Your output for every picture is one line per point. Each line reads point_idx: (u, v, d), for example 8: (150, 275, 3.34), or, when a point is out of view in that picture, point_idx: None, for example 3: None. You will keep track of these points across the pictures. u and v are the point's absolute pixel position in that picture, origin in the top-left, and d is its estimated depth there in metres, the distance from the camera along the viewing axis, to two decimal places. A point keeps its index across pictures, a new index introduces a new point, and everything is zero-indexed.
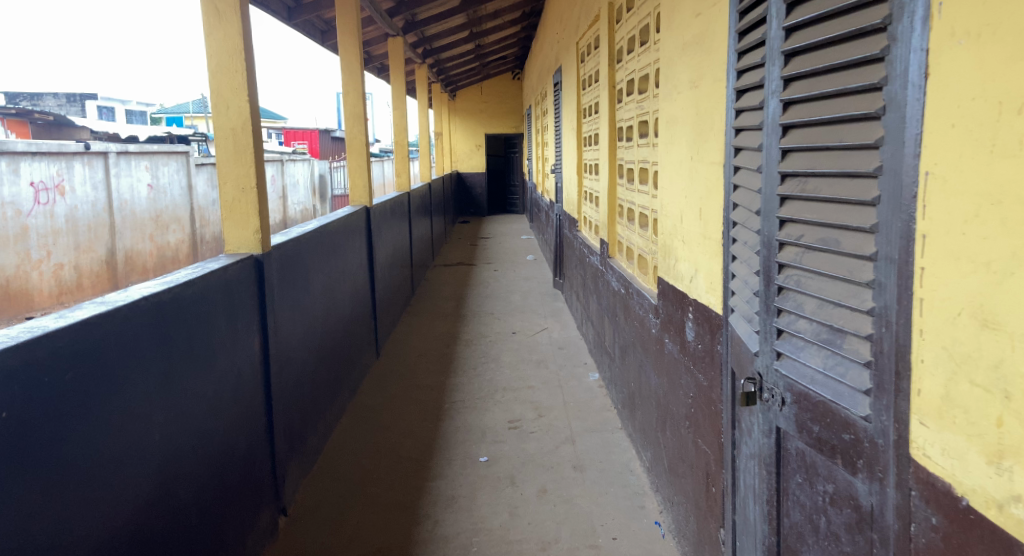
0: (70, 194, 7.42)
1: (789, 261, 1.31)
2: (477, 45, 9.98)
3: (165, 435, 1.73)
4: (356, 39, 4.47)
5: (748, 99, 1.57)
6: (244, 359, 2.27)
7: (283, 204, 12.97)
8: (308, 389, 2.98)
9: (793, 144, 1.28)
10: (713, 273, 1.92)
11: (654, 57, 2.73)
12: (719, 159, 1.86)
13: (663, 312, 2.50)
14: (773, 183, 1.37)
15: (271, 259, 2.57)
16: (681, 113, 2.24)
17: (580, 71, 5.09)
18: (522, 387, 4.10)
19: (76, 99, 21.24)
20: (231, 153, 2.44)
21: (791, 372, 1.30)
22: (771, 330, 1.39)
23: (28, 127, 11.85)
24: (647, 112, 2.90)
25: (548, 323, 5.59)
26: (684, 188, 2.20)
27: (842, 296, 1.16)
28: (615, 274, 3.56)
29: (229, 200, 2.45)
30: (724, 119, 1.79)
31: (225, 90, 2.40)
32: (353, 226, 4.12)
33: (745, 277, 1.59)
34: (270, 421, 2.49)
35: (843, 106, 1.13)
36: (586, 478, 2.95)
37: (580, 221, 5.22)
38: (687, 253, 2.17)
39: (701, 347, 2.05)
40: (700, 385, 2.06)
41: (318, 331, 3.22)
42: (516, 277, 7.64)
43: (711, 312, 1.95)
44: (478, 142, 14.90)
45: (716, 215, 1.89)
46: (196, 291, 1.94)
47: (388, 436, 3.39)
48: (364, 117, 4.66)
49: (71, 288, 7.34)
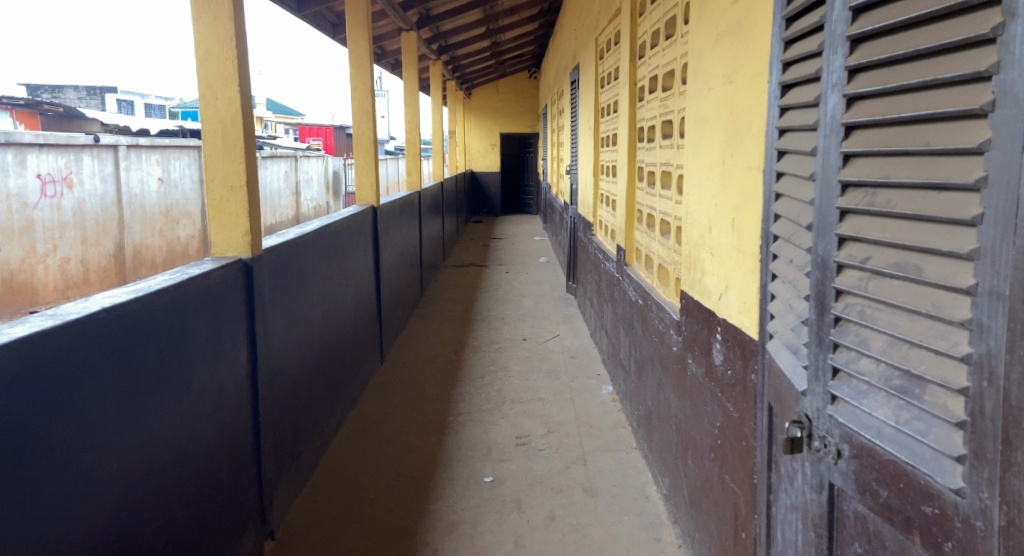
0: (77, 187, 7.31)
1: (851, 288, 1.09)
2: (493, 42, 9.79)
3: (124, 467, 1.53)
4: (365, 32, 4.27)
5: (798, 94, 1.35)
6: (228, 374, 2.09)
7: (296, 200, 12.85)
8: (302, 401, 2.80)
9: (860, 147, 1.06)
10: (748, 291, 1.70)
11: (680, 50, 2.51)
12: (757, 163, 1.64)
13: (686, 329, 2.29)
14: (830, 193, 1.16)
15: (263, 263, 2.38)
16: (712, 112, 2.02)
17: (599, 69, 4.87)
18: (531, 399, 3.90)
19: (97, 92, 21.32)
20: (220, 147, 2.25)
21: (850, 420, 1.09)
22: (825, 368, 1.17)
23: (38, 118, 11.75)
24: (672, 111, 2.68)
25: (560, 330, 5.38)
26: (714, 194, 1.98)
27: (926, 336, 0.93)
28: (632, 283, 3.35)
29: (216, 199, 2.27)
30: (765, 118, 1.57)
31: (213, 79, 2.21)
32: (357, 226, 3.94)
33: (790, 300, 1.38)
34: (258, 437, 2.31)
35: (935, 102, 0.91)
36: (598, 505, 2.74)
37: (595, 225, 5.01)
38: (716, 266, 1.95)
39: (730, 373, 1.83)
40: (729, 416, 1.84)
41: (316, 338, 3.04)
42: (528, 281, 7.44)
43: (744, 335, 1.73)
44: (492, 140, 14.72)
45: (753, 226, 1.67)
46: (170, 301, 1.76)
47: (387, 451, 3.20)
48: (372, 114, 4.47)
49: (77, 282, 7.24)
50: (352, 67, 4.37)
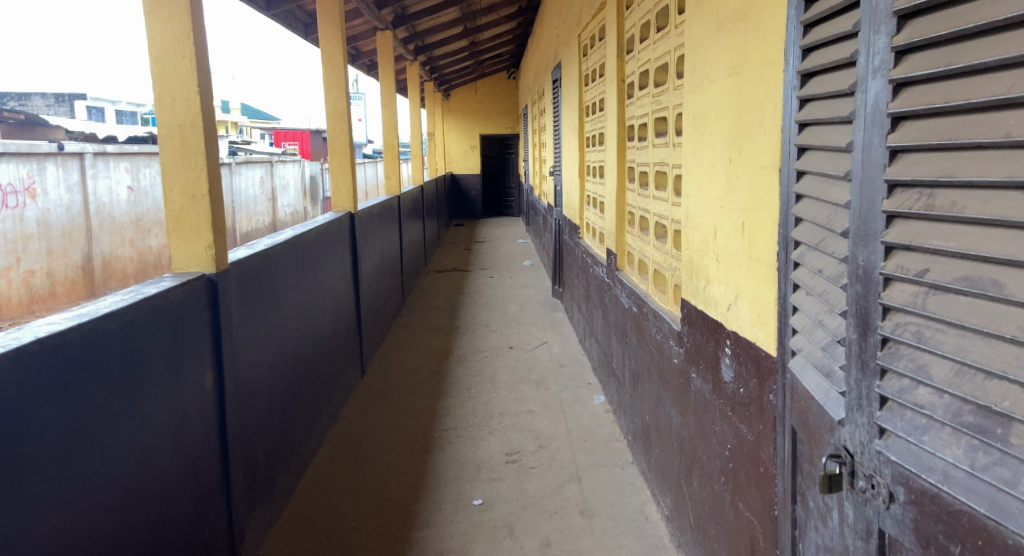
0: (41, 197, 6.99)
1: (902, 305, 0.93)
2: (471, 42, 9.61)
3: (64, 522, 1.31)
4: (339, 30, 4.07)
5: (826, 83, 1.19)
6: (191, 404, 1.88)
7: (273, 207, 12.54)
8: (276, 423, 2.60)
9: (912, 140, 0.91)
10: (763, 302, 1.55)
11: (675, 43, 2.36)
12: (772, 160, 1.49)
13: (688, 340, 2.14)
14: (873, 194, 1.00)
15: (230, 280, 2.18)
16: (714, 106, 1.87)
17: (583, 66, 4.72)
18: (520, 412, 3.72)
19: (66, 99, 20.69)
20: (178, 153, 2.05)
21: (906, 460, 0.92)
22: (871, 396, 1.01)
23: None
24: (665, 108, 2.53)
25: (548, 336, 5.21)
26: (719, 195, 1.83)
27: (1009, 365, 0.77)
28: (624, 289, 3.20)
29: (175, 210, 2.07)
30: (782, 111, 1.41)
31: (169, 79, 2.01)
32: (334, 233, 3.74)
33: (820, 314, 1.22)
34: (227, 470, 2.10)
35: (1016, 85, 0.76)
36: (596, 528, 2.57)
37: (582, 227, 4.87)
38: (724, 274, 1.80)
39: (743, 392, 1.68)
40: (742, 438, 1.69)
41: (291, 356, 2.84)
42: (513, 285, 7.27)
43: (758, 350, 1.58)
44: (472, 142, 14.55)
45: (767, 231, 1.52)
46: (121, 325, 1.56)
47: (370, 473, 3.01)
48: (348, 116, 4.26)
49: (42, 296, 6.90)
50: (326, 69, 4.16)
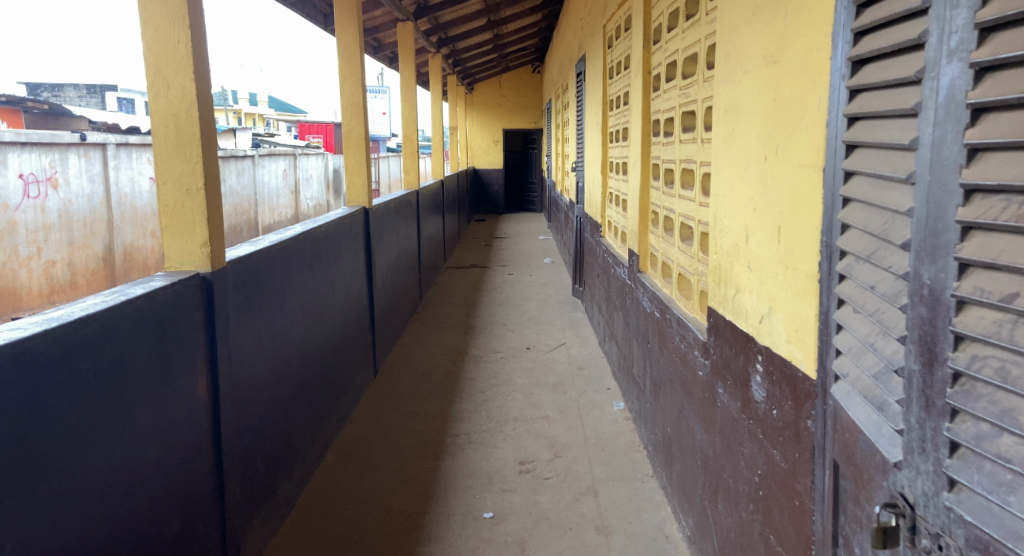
0: (63, 187, 7.01)
1: (980, 335, 0.76)
2: (494, 34, 9.46)
3: (21, 547, 1.20)
4: (355, 19, 3.95)
5: (883, 70, 1.02)
6: (180, 412, 1.78)
7: (296, 200, 12.54)
8: (278, 429, 2.50)
9: (997, 134, 0.74)
10: (800, 317, 1.39)
11: (705, 31, 2.19)
12: (814, 159, 1.32)
13: (715, 352, 1.98)
14: (945, 200, 0.83)
15: (227, 279, 2.08)
16: (748, 99, 1.70)
17: (607, 58, 4.56)
18: (536, 418, 3.59)
19: (97, 91, 20.99)
20: (172, 145, 1.95)
21: (983, 521, 0.76)
22: (938, 441, 0.84)
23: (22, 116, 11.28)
24: (694, 101, 2.36)
25: (567, 337, 5.07)
26: (752, 196, 1.67)
27: None
28: (646, 292, 3.05)
29: (170, 205, 1.97)
30: (828, 103, 1.24)
31: (163, 66, 1.91)
32: (347, 229, 3.64)
33: (872, 337, 1.06)
34: (221, 480, 2.00)
35: None
36: (612, 547, 2.43)
37: (603, 226, 4.71)
38: (756, 283, 1.65)
39: (775, 414, 1.53)
40: (774, 465, 1.54)
41: (296, 357, 2.74)
42: (532, 283, 7.14)
43: (794, 369, 1.42)
44: (495, 137, 14.41)
45: (806, 238, 1.35)
46: (99, 331, 1.45)
47: (377, 480, 2.91)
48: (363, 108, 4.15)
49: (64, 287, 6.94)
50: (341, 59, 4.06)
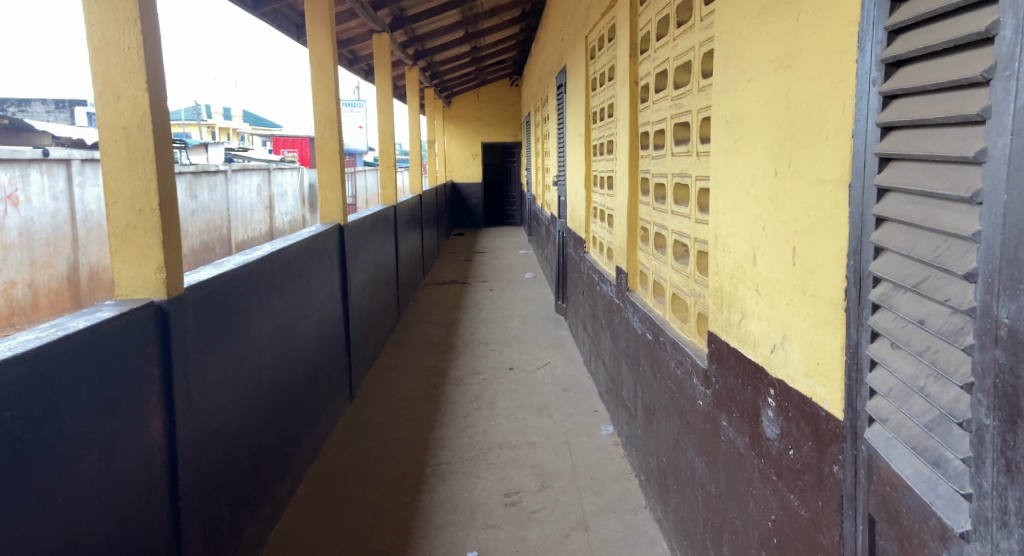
0: (23, 205, 6.68)
1: None
2: (473, 48, 9.37)
3: None
4: (328, 28, 3.78)
5: (930, 75, 0.89)
6: (130, 460, 1.57)
7: (270, 215, 12.25)
8: (244, 468, 2.30)
9: None
10: (821, 349, 1.24)
11: (700, 38, 2.06)
12: (834, 174, 1.17)
13: (717, 381, 1.83)
14: None
15: (185, 306, 1.88)
16: (754, 108, 1.57)
17: (589, 70, 4.45)
18: (521, 444, 3.42)
19: (65, 106, 20.36)
20: (122, 160, 1.76)
21: None
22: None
23: None
24: (687, 112, 2.24)
25: (551, 356, 4.91)
26: (760, 213, 1.53)
27: None
28: (636, 312, 2.91)
29: (119, 227, 1.78)
30: (854, 109, 1.10)
31: (113, 75, 1.73)
32: (320, 247, 3.45)
33: (918, 379, 0.93)
34: (178, 529, 1.78)
35: None
36: None
37: (588, 241, 4.57)
38: (766, 308, 1.50)
39: (791, 455, 1.38)
40: (791, 511, 1.39)
41: (264, 387, 2.54)
42: (513, 299, 6.99)
43: (815, 406, 1.28)
44: (474, 150, 14.30)
45: (828, 261, 1.20)
46: (29, 374, 1.25)
47: (353, 516, 2.71)
48: (336, 121, 3.97)
49: (24, 308, 6.56)
50: (314, 70, 3.88)
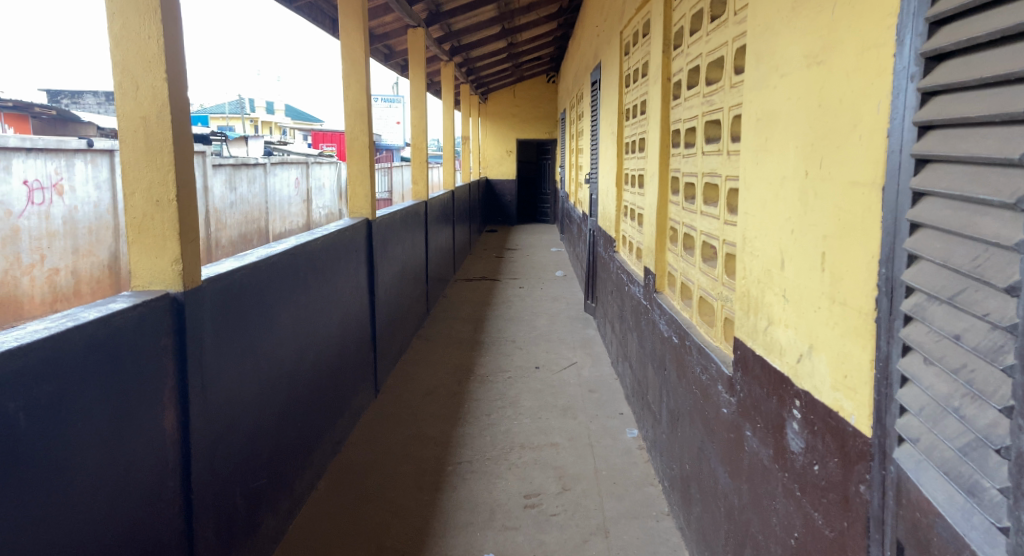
0: (68, 194, 6.91)
1: None
2: (509, 43, 9.33)
3: None
4: (359, 21, 3.79)
5: (972, 69, 0.82)
6: (141, 450, 1.58)
7: (308, 208, 12.41)
8: (262, 461, 2.32)
9: None
10: (849, 360, 1.17)
11: (732, 32, 1.98)
12: (868, 176, 1.10)
13: (742, 390, 1.76)
14: None
15: (203, 299, 1.89)
16: (785, 105, 1.49)
17: (623, 66, 4.36)
18: (543, 445, 3.38)
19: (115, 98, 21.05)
20: (140, 150, 1.78)
21: None
22: None
23: (30, 122, 11.19)
24: (718, 109, 2.16)
25: (577, 356, 4.85)
26: (790, 215, 1.45)
27: None
28: (663, 314, 2.84)
29: (136, 217, 1.80)
30: (891, 106, 1.02)
31: (133, 64, 1.74)
32: (347, 243, 3.46)
33: (955, 399, 0.86)
34: (190, 521, 1.80)
35: None
36: None
37: (618, 241, 4.50)
38: (794, 315, 1.42)
39: (816, 470, 1.31)
40: (815, 530, 1.32)
41: (285, 381, 2.55)
42: (543, 297, 6.94)
43: (841, 421, 1.20)
44: (508, 147, 14.28)
45: (858, 268, 1.13)
46: (36, 364, 1.26)
47: (370, 512, 2.71)
48: (366, 115, 3.97)
49: (66, 294, 6.81)
50: (345, 64, 3.89)
